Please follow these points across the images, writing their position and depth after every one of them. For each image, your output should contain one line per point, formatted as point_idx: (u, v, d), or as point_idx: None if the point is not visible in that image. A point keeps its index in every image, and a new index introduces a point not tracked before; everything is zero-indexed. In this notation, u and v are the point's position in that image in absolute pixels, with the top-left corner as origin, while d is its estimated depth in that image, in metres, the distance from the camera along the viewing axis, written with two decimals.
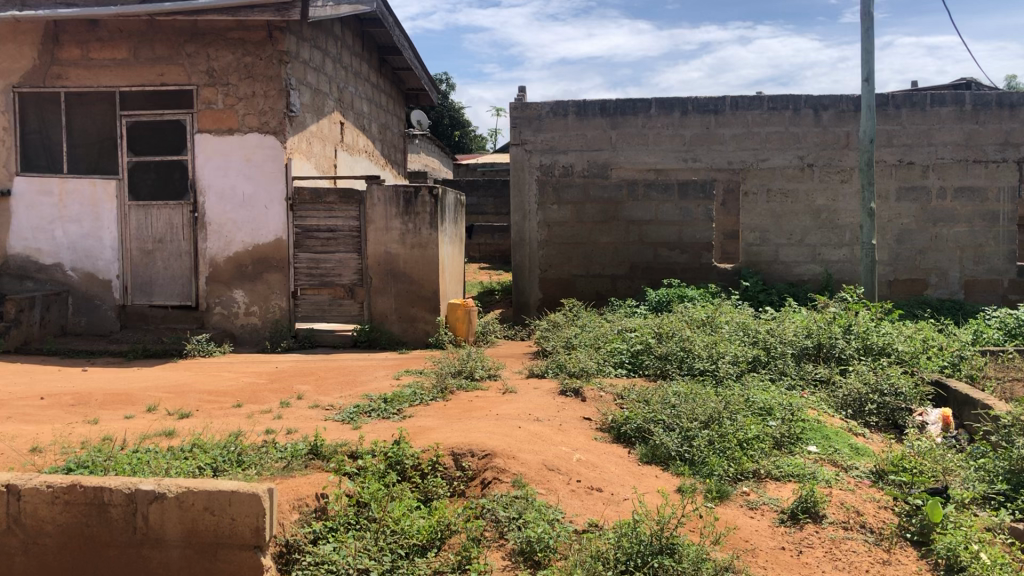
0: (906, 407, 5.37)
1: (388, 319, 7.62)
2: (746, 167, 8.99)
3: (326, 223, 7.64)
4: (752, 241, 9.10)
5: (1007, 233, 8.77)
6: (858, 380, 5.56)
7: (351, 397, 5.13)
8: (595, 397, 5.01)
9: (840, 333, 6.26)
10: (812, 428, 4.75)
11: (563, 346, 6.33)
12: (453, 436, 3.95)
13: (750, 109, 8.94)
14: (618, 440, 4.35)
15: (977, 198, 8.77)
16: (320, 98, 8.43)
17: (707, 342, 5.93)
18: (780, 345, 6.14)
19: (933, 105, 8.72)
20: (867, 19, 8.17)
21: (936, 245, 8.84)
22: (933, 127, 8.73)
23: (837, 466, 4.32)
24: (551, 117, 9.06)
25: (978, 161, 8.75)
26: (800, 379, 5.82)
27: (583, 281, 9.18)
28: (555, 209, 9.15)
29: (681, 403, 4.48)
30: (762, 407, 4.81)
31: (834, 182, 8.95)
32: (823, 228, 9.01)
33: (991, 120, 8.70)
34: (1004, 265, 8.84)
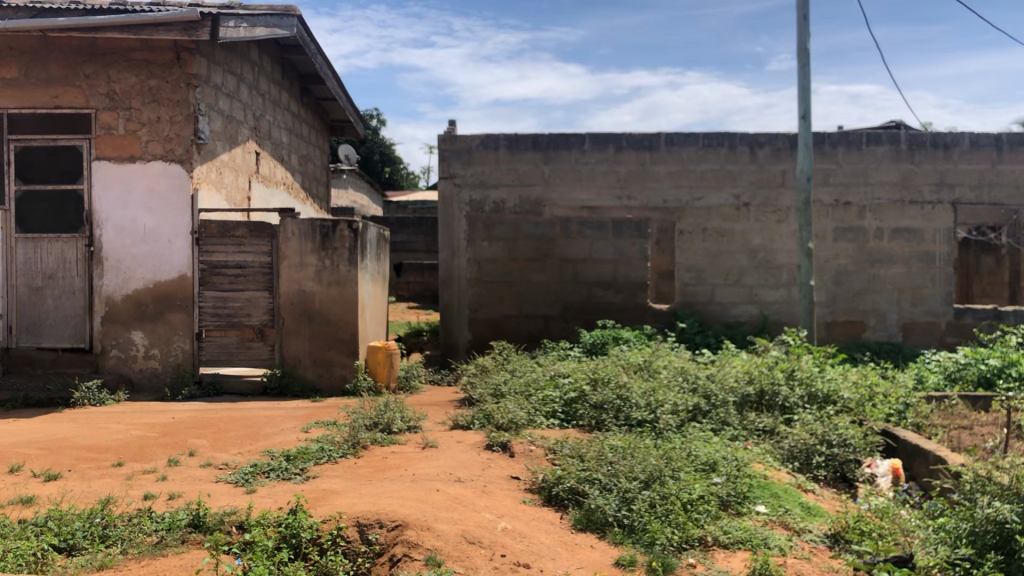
0: (855, 459, 5.01)
1: (301, 363, 7.07)
2: (681, 206, 8.72)
3: (235, 259, 7.08)
4: (687, 281, 8.77)
5: (943, 274, 8.61)
6: (805, 430, 5.19)
7: (249, 454, 4.55)
8: (525, 452, 4.53)
9: (783, 378, 5.91)
10: (759, 485, 4.35)
11: (491, 394, 5.85)
12: (361, 503, 3.45)
13: (685, 146, 8.68)
14: (548, 503, 3.87)
15: (913, 240, 8.61)
16: (234, 125, 7.89)
17: (645, 388, 5.51)
18: (721, 392, 5.76)
19: (868, 144, 8.57)
20: (802, 55, 8.01)
21: (872, 287, 8.63)
22: (869, 167, 8.57)
23: (788, 530, 3.92)
24: (481, 151, 8.67)
25: (913, 202, 8.61)
26: (743, 429, 5.43)
27: (515, 322, 8.72)
28: (486, 245, 8.71)
29: (619, 459, 4.04)
30: (705, 462, 4.39)
31: (770, 222, 8.72)
32: (759, 269, 8.74)
33: (926, 161, 8.59)
34: (941, 308, 8.65)
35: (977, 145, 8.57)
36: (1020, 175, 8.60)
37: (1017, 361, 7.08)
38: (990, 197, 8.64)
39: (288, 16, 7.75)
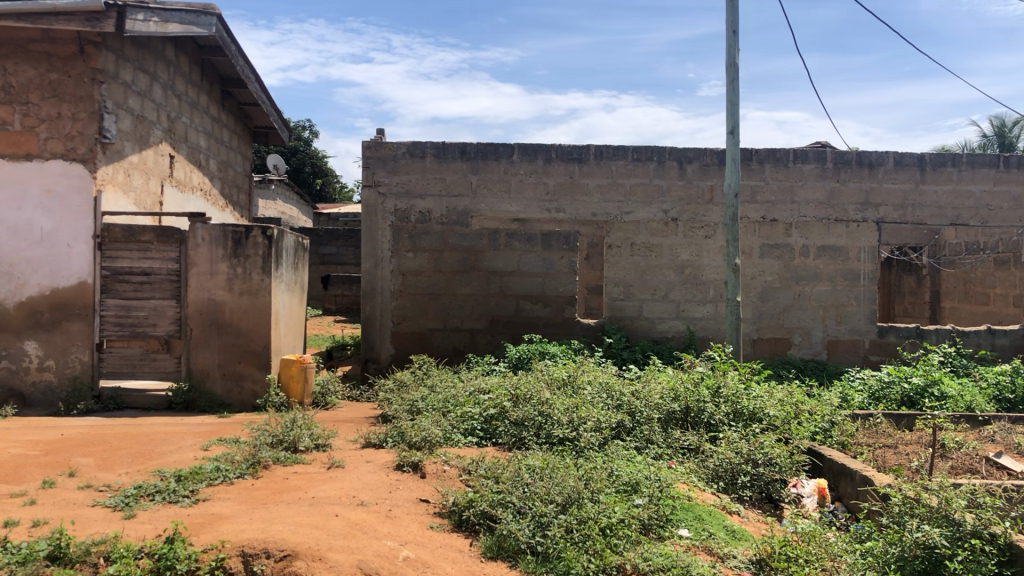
0: (781, 479, 4.87)
1: (210, 378, 6.69)
2: (609, 219, 8.57)
3: (140, 266, 6.66)
4: (615, 295, 8.61)
5: (868, 292, 8.61)
6: (730, 448, 5.03)
7: (136, 475, 4.18)
8: (437, 473, 4.27)
9: (710, 395, 5.76)
10: (682, 507, 4.16)
11: (407, 411, 5.56)
12: (248, 530, 3.15)
13: (615, 159, 8.55)
14: (459, 528, 3.62)
15: (839, 257, 8.61)
16: (144, 126, 7.47)
17: (568, 404, 5.29)
18: (646, 409, 5.57)
19: (796, 161, 8.56)
20: (732, 70, 7.95)
21: (799, 304, 8.60)
22: (797, 185, 8.56)
23: (712, 556, 3.73)
24: (407, 159, 8.41)
25: (840, 220, 8.62)
26: (667, 448, 5.26)
27: (440, 336, 8.45)
28: (410, 257, 8.43)
29: (536, 481, 3.80)
30: (627, 483, 4.18)
31: (698, 237, 8.63)
32: (687, 284, 8.63)
33: (852, 179, 8.60)
34: (866, 326, 8.64)
35: (901, 165, 8.60)
36: (942, 196, 8.66)
37: (939, 380, 7.08)
38: (913, 216, 8.65)
39: (207, 14, 7.34)
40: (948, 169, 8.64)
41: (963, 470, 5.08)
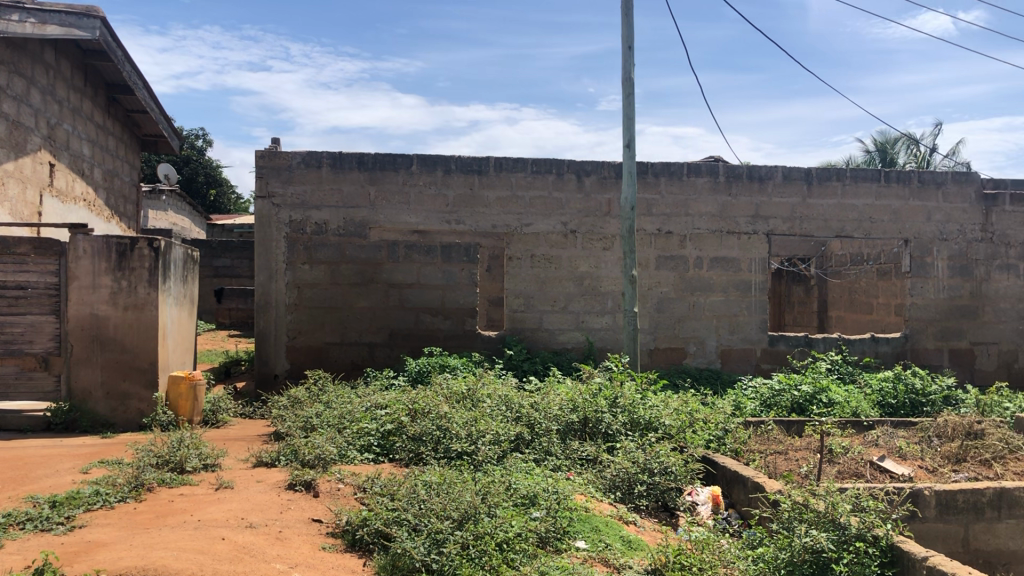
0: (676, 487, 4.95)
1: (92, 397, 6.38)
2: (509, 231, 8.58)
3: (16, 279, 6.30)
4: (515, 307, 8.62)
5: (759, 303, 8.87)
6: (627, 458, 5.08)
7: (7, 502, 3.94)
8: (331, 492, 4.17)
9: (608, 406, 5.80)
10: (579, 519, 4.16)
11: (301, 428, 5.41)
12: (127, 557, 3.00)
13: (514, 171, 8.58)
14: (352, 548, 3.55)
15: (731, 268, 8.84)
16: (21, 132, 7.11)
17: (467, 418, 5.24)
18: (544, 421, 5.57)
19: (689, 175, 8.76)
20: (627, 85, 8.09)
21: (693, 314, 8.78)
22: (690, 198, 8.76)
23: (608, 567, 3.74)
24: (302, 169, 8.24)
25: (731, 233, 8.84)
26: (565, 459, 5.27)
27: (337, 349, 8.29)
28: (306, 269, 8.25)
29: (433, 496, 3.74)
30: (524, 496, 4.15)
31: (596, 249, 8.72)
32: (586, 296, 8.71)
33: (742, 193, 8.84)
34: (757, 335, 8.87)
35: (789, 179, 8.88)
36: (827, 210, 8.92)
37: (826, 387, 7.34)
38: (801, 228, 8.92)
39: (90, 17, 7.04)
40: (832, 183, 8.93)
41: (849, 474, 5.26)
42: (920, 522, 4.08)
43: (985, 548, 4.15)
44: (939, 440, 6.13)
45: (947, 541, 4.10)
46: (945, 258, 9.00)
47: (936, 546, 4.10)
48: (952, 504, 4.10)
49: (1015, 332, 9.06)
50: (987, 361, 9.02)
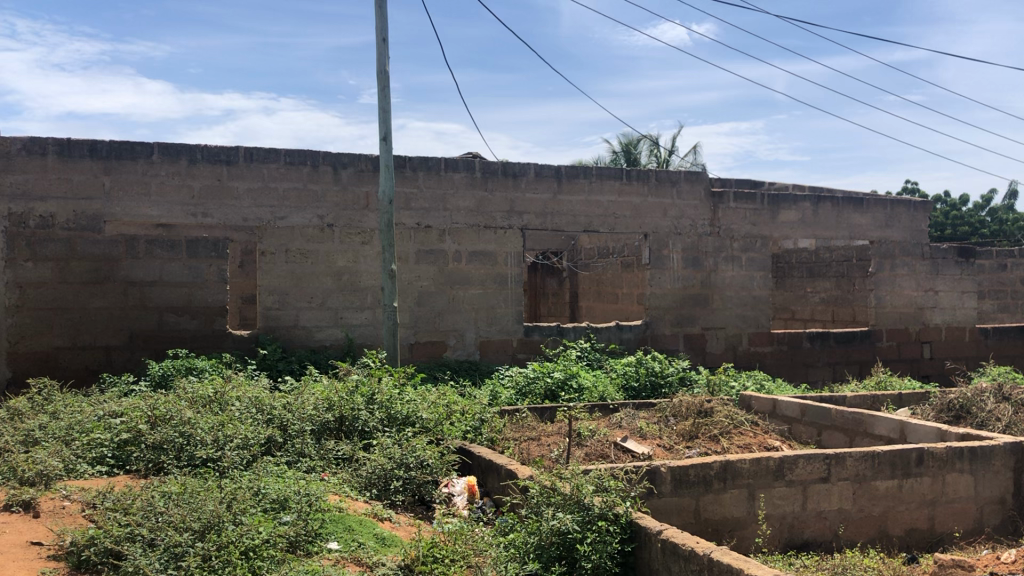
0: (432, 480, 5.00)
1: None
2: (262, 225, 8.25)
3: None
4: (270, 304, 8.29)
5: (514, 295, 9.12)
6: (382, 454, 5.04)
7: None
8: (54, 511, 3.81)
9: (363, 402, 5.72)
10: (331, 519, 4.07)
11: (21, 443, 4.89)
12: None
13: (266, 162, 8.26)
14: (77, 571, 3.25)
15: (488, 262, 9.02)
16: None
17: (212, 423, 4.97)
18: (297, 422, 5.40)
19: (446, 170, 8.85)
20: (382, 78, 8.03)
21: (451, 307, 8.88)
22: (447, 192, 8.85)
23: (360, 566, 3.68)
24: (23, 156, 7.49)
25: (487, 227, 9.03)
26: (319, 460, 5.14)
27: (69, 354, 7.60)
28: (30, 266, 7.52)
29: (172, 507, 3.51)
30: (274, 500, 3.99)
31: (354, 244, 8.58)
32: (344, 291, 8.54)
33: (497, 188, 9.05)
34: (513, 326, 9.12)
35: (541, 175, 9.19)
36: (575, 206, 9.34)
37: (576, 374, 7.70)
38: (552, 223, 9.26)
39: None
40: (580, 180, 9.34)
41: (596, 456, 5.52)
42: (655, 498, 4.35)
43: (713, 517, 4.49)
44: (674, 419, 6.59)
45: (680, 513, 4.41)
46: (679, 251, 9.67)
47: (671, 519, 4.39)
48: (684, 479, 4.41)
49: (738, 318, 9.89)
50: (716, 345, 9.80)
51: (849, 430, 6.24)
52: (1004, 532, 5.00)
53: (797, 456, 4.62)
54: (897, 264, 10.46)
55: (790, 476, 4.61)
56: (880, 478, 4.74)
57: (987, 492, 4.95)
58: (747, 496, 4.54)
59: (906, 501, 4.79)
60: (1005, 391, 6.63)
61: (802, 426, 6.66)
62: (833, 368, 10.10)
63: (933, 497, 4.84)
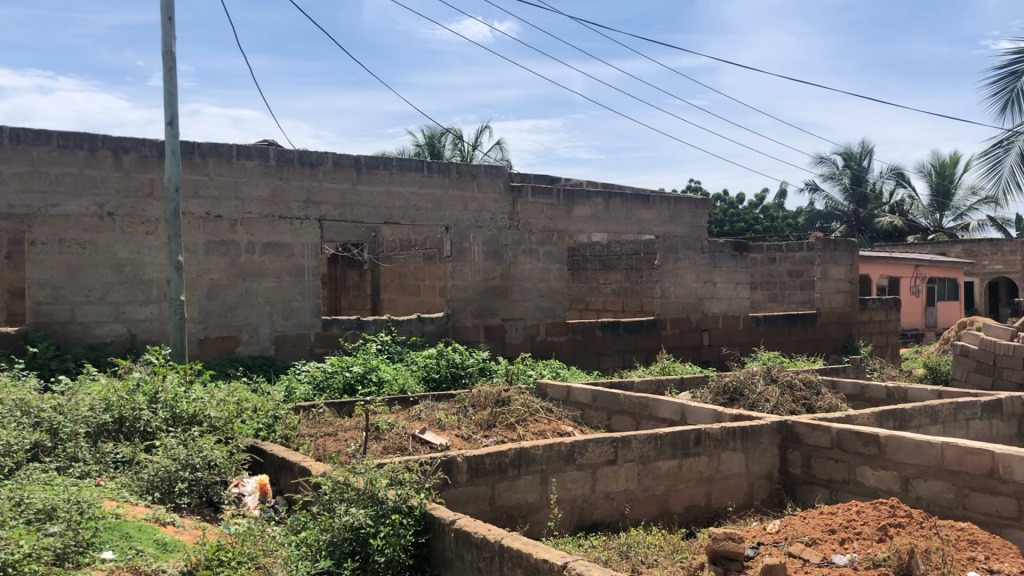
0: (222, 480, 4.81)
1: None
2: (31, 212, 7.59)
3: None
4: (41, 299, 7.63)
5: (312, 288, 8.90)
6: (165, 456, 4.77)
7: None
8: None
9: (146, 401, 5.39)
10: (106, 527, 3.80)
11: None
12: None
13: (35, 144, 7.61)
14: None
15: (284, 254, 8.75)
16: None
17: None
18: (69, 425, 5.01)
19: (239, 158, 8.50)
20: (167, 58, 7.58)
21: (245, 301, 8.55)
22: (240, 181, 8.50)
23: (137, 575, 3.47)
24: None
25: (283, 218, 8.75)
26: (95, 464, 4.79)
27: None
28: None
29: None
30: (39, 510, 3.67)
31: (137, 234, 8.06)
32: (126, 284, 8.01)
33: (293, 178, 8.79)
34: (310, 320, 8.89)
35: (339, 165, 9.01)
36: (375, 196, 9.21)
37: (375, 366, 7.64)
38: (352, 215, 9.10)
39: None
40: (380, 171, 9.23)
41: (393, 449, 5.49)
42: (451, 488, 4.38)
43: (507, 504, 4.57)
44: (473, 409, 6.66)
45: (476, 502, 4.46)
46: (480, 244, 9.78)
47: (467, 507, 4.44)
48: (480, 468, 4.46)
49: (536, 308, 10.13)
50: (515, 335, 10.00)
51: (636, 414, 6.54)
52: (771, 504, 5.36)
53: (586, 441, 4.79)
54: (680, 257, 11.12)
55: (580, 460, 4.78)
56: (662, 459, 5.00)
57: (756, 469, 5.30)
58: (539, 482, 4.67)
59: (685, 479, 5.07)
60: (772, 373, 7.20)
61: (594, 412, 6.94)
62: (623, 356, 10.59)
63: (710, 474, 5.14)
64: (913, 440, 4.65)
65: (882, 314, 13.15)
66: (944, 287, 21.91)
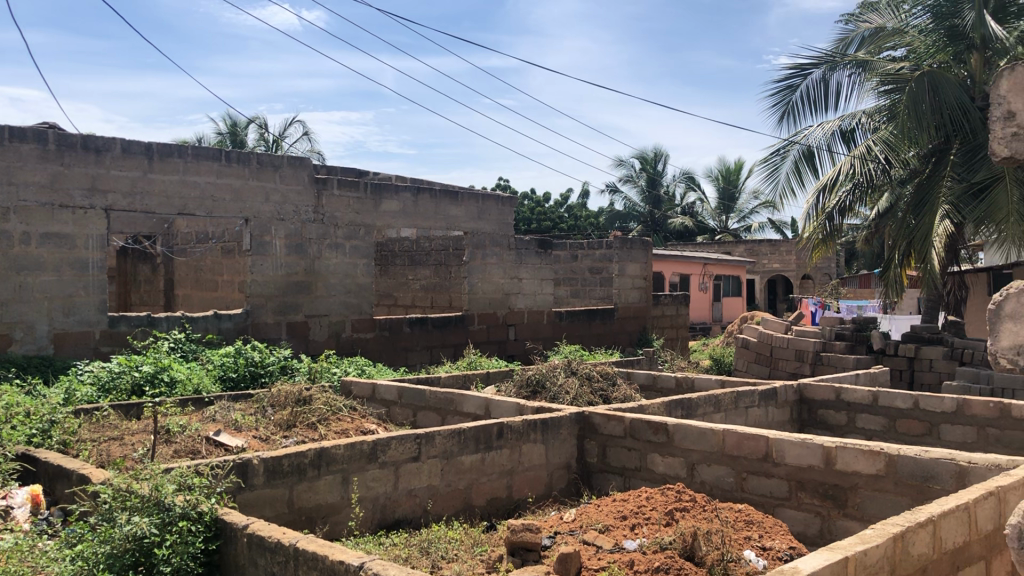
0: None
1: None
2: None
3: None
4: None
5: (97, 282, 8.29)
6: None
7: None
8: None
9: None
10: None
11: None
12: None
13: None
14: None
15: (65, 245, 8.11)
16: None
17: None
18: None
19: (12, 140, 7.82)
20: None
21: (19, 296, 7.86)
22: (13, 165, 7.82)
23: None
24: None
25: (64, 207, 8.11)
26: None
27: None
28: None
29: None
30: None
31: None
32: None
33: (76, 163, 8.17)
34: (95, 316, 8.28)
35: (128, 152, 8.46)
36: (168, 185, 8.72)
37: (167, 366, 7.24)
38: (142, 205, 8.56)
39: None
40: (173, 159, 8.75)
41: (185, 452, 5.20)
42: (245, 491, 4.21)
43: (306, 504, 4.45)
44: (272, 409, 6.45)
45: (273, 505, 4.31)
46: (282, 237, 9.48)
47: (263, 511, 4.28)
48: (277, 469, 4.32)
49: (341, 304, 9.94)
50: (319, 332, 9.76)
51: (441, 409, 6.55)
52: (569, 494, 5.52)
53: (389, 438, 4.75)
54: (488, 253, 11.24)
55: (383, 458, 4.73)
56: (465, 453, 5.02)
57: (556, 459, 5.44)
58: (340, 481, 4.57)
59: (488, 472, 5.12)
60: (572, 365, 7.43)
61: (399, 408, 6.91)
62: (430, 352, 10.60)
63: (511, 467, 5.22)
64: (697, 427, 4.93)
65: (673, 309, 13.90)
66: (729, 284, 23.48)
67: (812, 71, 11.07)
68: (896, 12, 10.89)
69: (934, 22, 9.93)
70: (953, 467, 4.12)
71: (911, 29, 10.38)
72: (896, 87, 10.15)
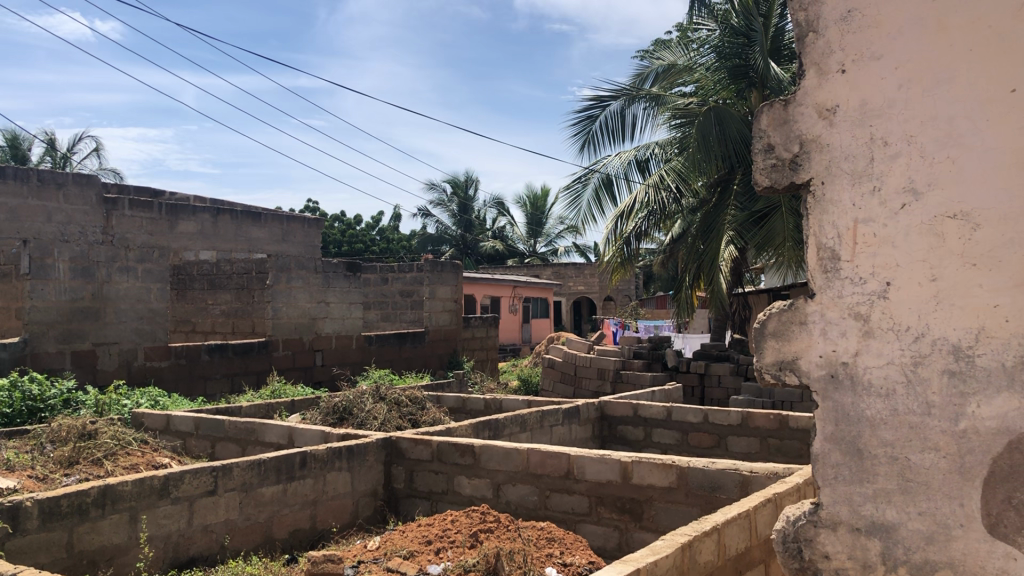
0: None
1: None
2: None
3: None
4: None
5: None
6: None
7: None
8: None
9: None
10: None
11: None
12: None
13: None
14: None
15: None
16: None
17: None
18: None
19: None
20: None
21: None
22: None
23: None
24: None
25: None
26: None
27: None
28: None
29: None
30: None
31: None
32: None
33: None
34: None
35: None
36: None
37: None
38: None
39: None
40: None
41: None
42: (15, 537, 3.86)
43: (88, 548, 4.13)
44: (51, 446, 5.95)
45: (47, 550, 3.98)
46: (66, 260, 8.79)
47: (36, 557, 3.94)
48: (55, 511, 3.99)
49: (133, 332, 9.33)
50: (107, 361, 9.11)
51: (241, 439, 6.28)
52: (374, 521, 5.42)
53: (182, 472, 4.49)
54: (292, 277, 10.94)
55: (175, 494, 4.46)
56: (266, 484, 4.82)
57: (361, 486, 5.33)
58: (127, 520, 4.28)
59: (289, 504, 4.94)
60: (380, 391, 7.34)
61: (195, 440, 6.57)
62: (230, 379, 10.16)
63: (314, 497, 5.07)
64: (503, 448, 4.99)
65: (483, 331, 14.07)
66: (537, 306, 24.12)
67: (611, 103, 11.60)
68: (686, 50, 11.64)
69: (719, 61, 10.66)
70: (737, 476, 4.39)
71: (699, 67, 11.11)
72: (686, 120, 10.81)
